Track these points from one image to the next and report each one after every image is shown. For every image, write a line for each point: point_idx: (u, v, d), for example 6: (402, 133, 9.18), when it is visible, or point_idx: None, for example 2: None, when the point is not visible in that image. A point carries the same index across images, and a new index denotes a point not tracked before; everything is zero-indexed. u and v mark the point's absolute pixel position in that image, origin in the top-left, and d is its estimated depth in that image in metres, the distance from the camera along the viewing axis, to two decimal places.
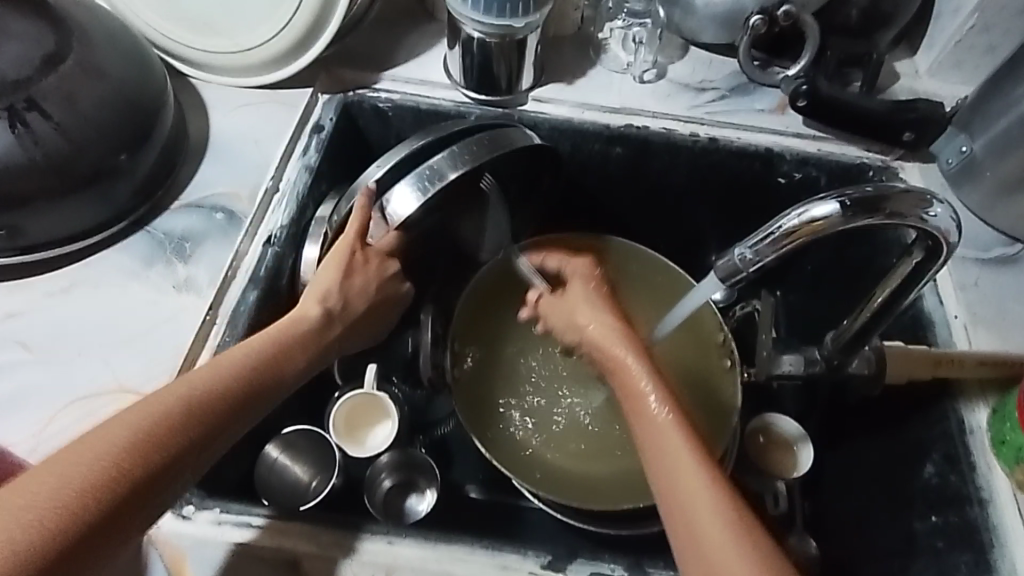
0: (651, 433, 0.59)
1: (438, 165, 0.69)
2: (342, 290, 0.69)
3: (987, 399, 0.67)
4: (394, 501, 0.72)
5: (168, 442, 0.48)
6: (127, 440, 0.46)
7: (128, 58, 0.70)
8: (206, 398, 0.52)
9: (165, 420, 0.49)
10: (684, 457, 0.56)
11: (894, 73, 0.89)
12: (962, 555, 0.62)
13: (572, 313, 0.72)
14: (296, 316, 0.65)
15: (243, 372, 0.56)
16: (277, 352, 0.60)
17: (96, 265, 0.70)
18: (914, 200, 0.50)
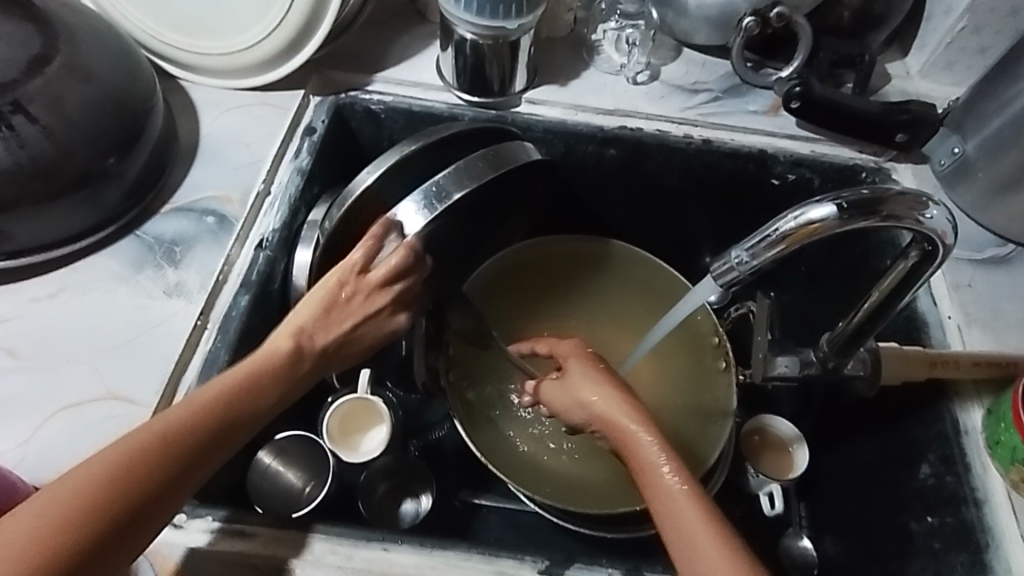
0: (664, 502, 0.55)
1: (444, 183, 0.70)
2: (324, 326, 0.66)
3: (981, 400, 0.67)
4: (390, 506, 0.74)
5: (138, 482, 0.48)
6: (98, 476, 0.47)
7: (117, 60, 0.69)
8: (178, 439, 0.51)
9: (139, 456, 0.49)
10: (675, 501, 0.55)
11: (886, 74, 0.90)
12: (959, 556, 0.61)
13: (576, 393, 0.67)
14: (268, 350, 0.61)
15: (217, 412, 0.54)
16: (257, 382, 0.58)
17: (85, 270, 0.68)
18: (909, 202, 0.50)
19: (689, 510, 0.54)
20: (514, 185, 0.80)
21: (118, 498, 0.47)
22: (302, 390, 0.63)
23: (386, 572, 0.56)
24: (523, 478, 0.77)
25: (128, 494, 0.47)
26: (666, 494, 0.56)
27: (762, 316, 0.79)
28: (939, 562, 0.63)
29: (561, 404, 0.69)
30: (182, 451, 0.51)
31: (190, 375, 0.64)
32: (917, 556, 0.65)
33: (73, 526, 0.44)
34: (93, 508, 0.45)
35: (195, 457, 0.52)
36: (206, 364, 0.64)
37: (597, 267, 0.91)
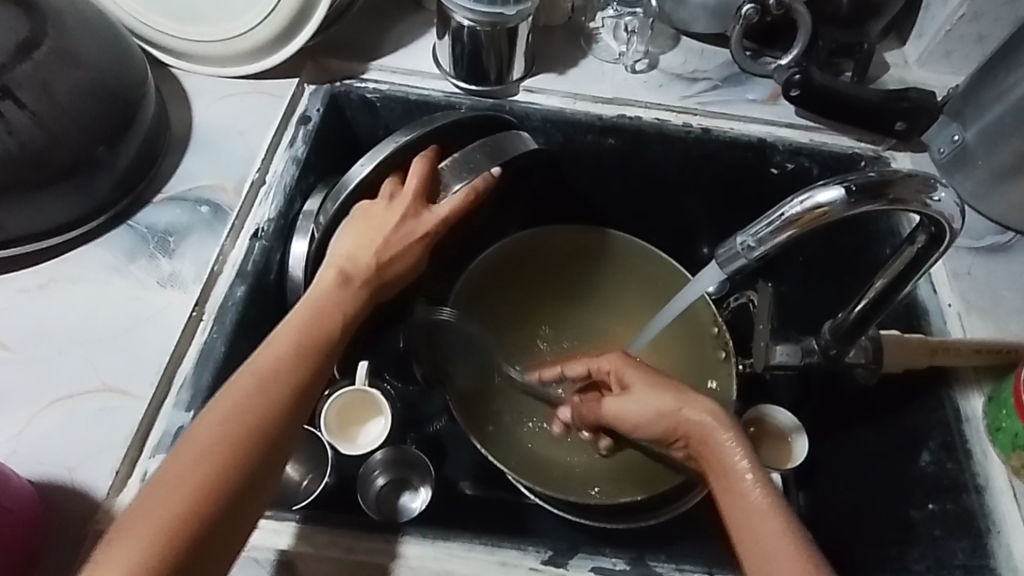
0: (736, 502, 0.53)
1: (445, 176, 0.72)
2: (361, 248, 0.65)
3: (982, 386, 0.67)
4: (388, 498, 0.72)
5: (236, 463, 0.49)
6: (201, 471, 0.47)
7: (107, 46, 0.68)
8: (253, 415, 0.51)
9: (212, 458, 0.48)
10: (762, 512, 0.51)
11: (884, 63, 0.90)
12: (960, 541, 0.62)
13: (650, 400, 0.62)
14: (315, 289, 0.62)
15: (287, 376, 0.54)
16: (313, 331, 0.58)
17: (76, 260, 0.67)
18: (918, 185, 0.50)
19: (765, 520, 0.51)
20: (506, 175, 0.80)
21: (224, 483, 0.48)
22: (360, 311, 0.63)
23: (387, 564, 0.56)
24: (517, 468, 0.77)
25: (229, 481, 0.48)
26: (742, 500, 0.53)
27: (763, 305, 0.79)
28: (939, 548, 0.63)
29: (637, 417, 0.63)
30: (265, 423, 0.51)
31: (185, 367, 0.63)
32: (918, 543, 0.65)
33: (194, 520, 0.46)
34: (207, 500, 0.47)
35: (280, 424, 0.52)
36: (202, 356, 0.63)
37: (597, 257, 0.91)
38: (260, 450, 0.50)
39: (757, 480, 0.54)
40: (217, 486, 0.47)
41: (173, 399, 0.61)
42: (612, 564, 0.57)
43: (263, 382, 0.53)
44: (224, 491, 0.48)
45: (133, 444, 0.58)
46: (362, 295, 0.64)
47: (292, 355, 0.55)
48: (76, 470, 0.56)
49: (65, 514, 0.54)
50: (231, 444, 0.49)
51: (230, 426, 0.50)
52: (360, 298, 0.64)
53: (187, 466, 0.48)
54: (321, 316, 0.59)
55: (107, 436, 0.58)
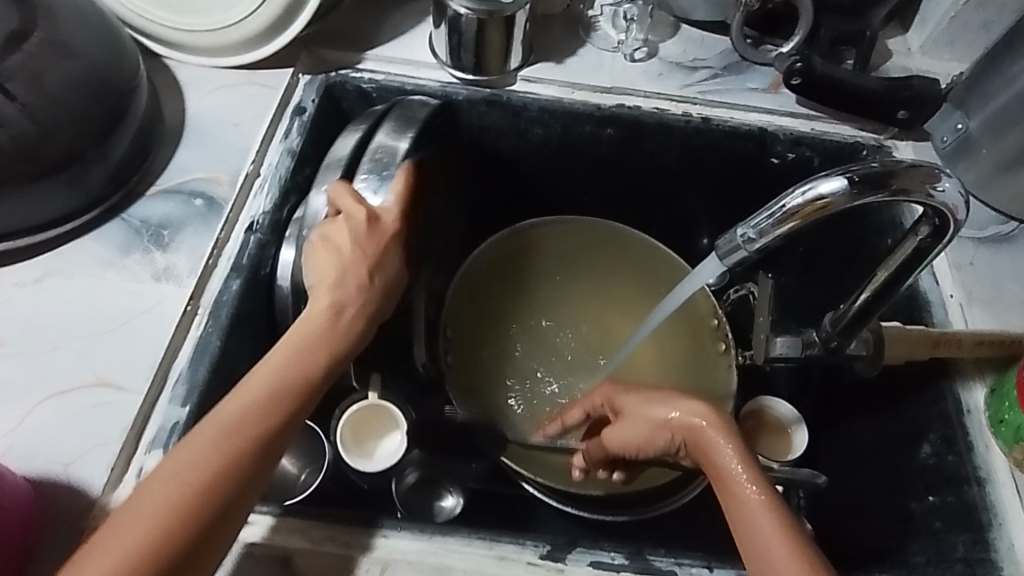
0: (737, 509, 0.52)
1: (386, 147, 0.70)
2: (342, 280, 0.62)
3: (983, 378, 0.67)
4: (417, 499, 0.71)
5: (198, 503, 0.47)
6: (162, 510, 0.46)
7: (97, 37, 0.66)
8: (215, 453, 0.49)
9: (191, 486, 0.48)
10: (760, 518, 0.51)
11: (887, 50, 0.88)
12: (961, 535, 0.61)
13: (646, 415, 0.62)
14: (313, 312, 0.60)
15: (259, 415, 0.52)
16: (293, 371, 0.55)
17: (70, 254, 0.67)
18: (922, 175, 0.49)
19: (761, 521, 0.51)
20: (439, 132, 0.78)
21: (181, 524, 0.46)
22: (355, 344, 0.60)
23: (385, 560, 0.55)
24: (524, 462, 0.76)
25: (191, 518, 0.47)
26: (739, 501, 0.53)
27: (763, 297, 0.77)
28: (940, 542, 0.62)
29: (635, 437, 0.63)
30: (230, 462, 0.49)
31: (180, 362, 0.62)
32: (917, 536, 0.65)
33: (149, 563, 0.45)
34: (164, 543, 0.45)
35: (264, 450, 0.51)
36: (197, 350, 0.63)
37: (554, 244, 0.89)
38: (223, 491, 0.48)
39: (756, 482, 0.53)
40: (176, 525, 0.46)
41: (168, 394, 0.60)
42: (612, 558, 0.56)
43: (232, 418, 0.51)
44: (185, 533, 0.46)
45: (129, 439, 0.57)
46: (357, 323, 0.61)
47: (260, 389, 0.53)
48: (72, 466, 0.55)
49: (61, 510, 0.54)
50: (193, 485, 0.48)
51: (197, 465, 0.48)
52: (353, 329, 0.61)
53: (149, 504, 0.47)
54: (315, 330, 0.58)
55: (103, 432, 0.57)
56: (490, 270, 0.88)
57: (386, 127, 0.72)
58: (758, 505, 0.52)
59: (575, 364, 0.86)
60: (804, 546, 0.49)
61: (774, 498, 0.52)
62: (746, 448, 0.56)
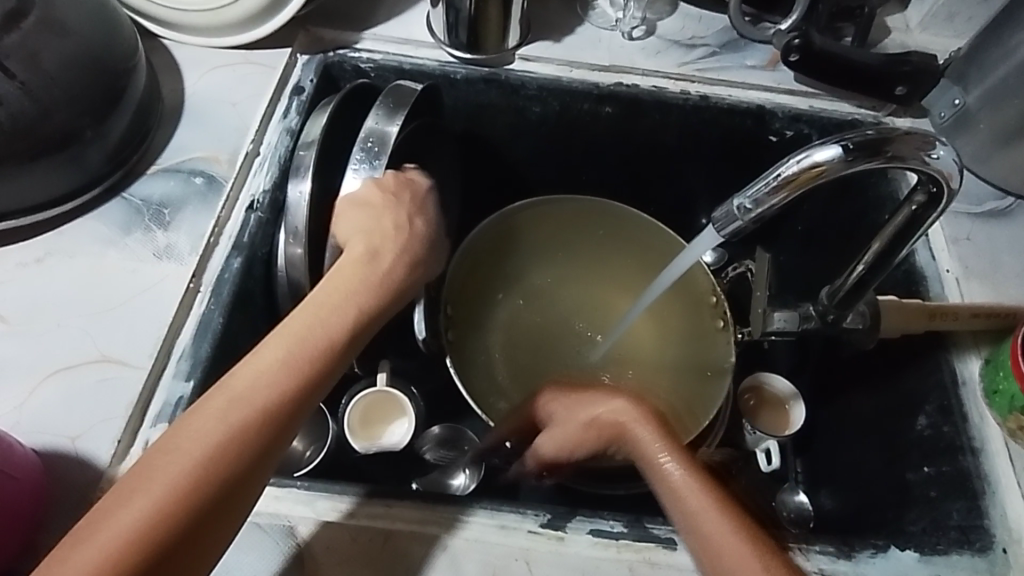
0: (669, 498, 0.55)
1: (380, 134, 0.68)
2: (378, 228, 0.63)
3: (979, 350, 0.68)
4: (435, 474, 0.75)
5: (215, 466, 0.45)
6: (165, 486, 0.44)
7: (94, 16, 0.66)
8: (227, 421, 0.47)
9: (200, 460, 0.45)
10: (694, 500, 0.53)
11: (886, 27, 0.88)
12: (956, 503, 0.62)
13: (576, 417, 0.63)
14: (342, 268, 0.60)
15: (274, 378, 0.50)
16: (310, 334, 0.53)
17: (72, 233, 0.67)
18: (918, 142, 0.48)
19: (697, 500, 0.53)
20: (422, 111, 0.78)
21: (201, 483, 0.44)
22: (396, 287, 0.61)
23: (389, 530, 0.56)
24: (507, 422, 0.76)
25: (195, 492, 0.44)
26: (670, 484, 0.55)
27: (761, 274, 0.78)
28: (935, 511, 0.64)
29: (564, 441, 0.63)
30: (250, 422, 0.47)
31: (183, 338, 0.63)
32: (914, 505, 0.66)
33: (163, 528, 0.43)
34: (180, 508, 0.43)
35: (284, 423, 0.49)
36: (200, 328, 0.63)
37: (549, 224, 0.90)
38: (241, 451, 0.46)
39: (684, 466, 0.56)
40: (188, 489, 0.44)
41: (173, 368, 0.61)
42: (611, 527, 0.57)
43: (249, 386, 0.49)
44: (200, 497, 0.44)
45: (134, 413, 0.58)
46: (395, 271, 0.62)
47: (286, 351, 0.51)
48: (78, 440, 0.56)
49: (68, 483, 0.54)
50: (209, 448, 0.45)
51: (211, 422, 0.46)
52: (391, 270, 0.62)
53: (157, 468, 0.44)
54: (334, 300, 0.57)
55: (109, 406, 0.58)
56: (482, 255, 0.88)
57: (374, 111, 0.70)
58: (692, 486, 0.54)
59: (576, 338, 0.86)
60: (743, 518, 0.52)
61: (703, 478, 0.55)
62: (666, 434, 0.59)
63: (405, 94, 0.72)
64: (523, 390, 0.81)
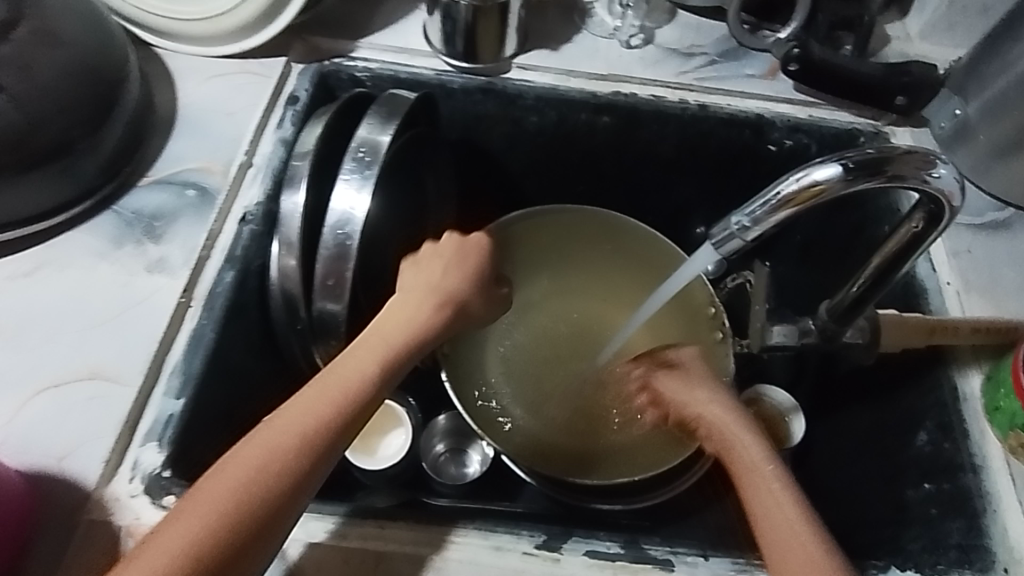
0: (758, 494, 0.57)
1: (374, 143, 0.68)
2: (433, 270, 0.67)
3: (979, 365, 0.67)
4: (447, 466, 0.80)
5: (256, 494, 0.46)
6: (200, 521, 0.44)
7: (85, 25, 0.65)
8: (276, 449, 0.48)
9: (238, 495, 0.46)
10: (781, 500, 0.55)
11: (885, 36, 0.88)
12: (956, 522, 0.61)
13: (692, 393, 0.70)
14: (400, 307, 0.62)
15: (321, 411, 0.51)
16: (347, 379, 0.54)
17: (63, 246, 0.66)
18: (917, 161, 0.48)
19: (792, 502, 0.55)
20: (417, 120, 0.78)
21: (233, 517, 0.45)
22: (436, 333, 0.62)
23: (381, 550, 0.55)
24: (507, 442, 0.77)
25: (229, 526, 0.45)
26: (762, 475, 0.58)
27: (759, 285, 0.79)
28: (934, 529, 0.63)
29: (676, 395, 0.71)
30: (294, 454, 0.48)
31: (174, 353, 0.62)
32: (913, 523, 0.65)
33: (205, 551, 0.44)
34: (220, 539, 0.44)
35: (319, 460, 0.49)
36: (191, 342, 0.63)
37: (553, 234, 0.89)
38: (285, 482, 0.47)
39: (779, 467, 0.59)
40: (231, 514, 0.45)
41: (163, 385, 0.60)
42: (607, 548, 0.56)
43: (296, 418, 0.50)
44: (243, 523, 0.45)
45: (124, 430, 0.57)
46: (431, 313, 0.63)
47: (329, 389, 0.52)
48: (65, 459, 0.55)
49: (54, 502, 0.53)
50: (247, 484, 0.46)
51: (245, 459, 0.47)
52: (428, 315, 0.62)
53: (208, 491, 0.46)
54: (381, 333, 0.59)
55: (97, 423, 0.57)
56: None
57: (367, 120, 0.69)
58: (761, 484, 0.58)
59: (571, 352, 0.85)
60: (817, 530, 0.53)
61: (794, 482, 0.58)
62: (767, 446, 0.62)
63: (400, 103, 0.71)
64: (515, 404, 0.81)
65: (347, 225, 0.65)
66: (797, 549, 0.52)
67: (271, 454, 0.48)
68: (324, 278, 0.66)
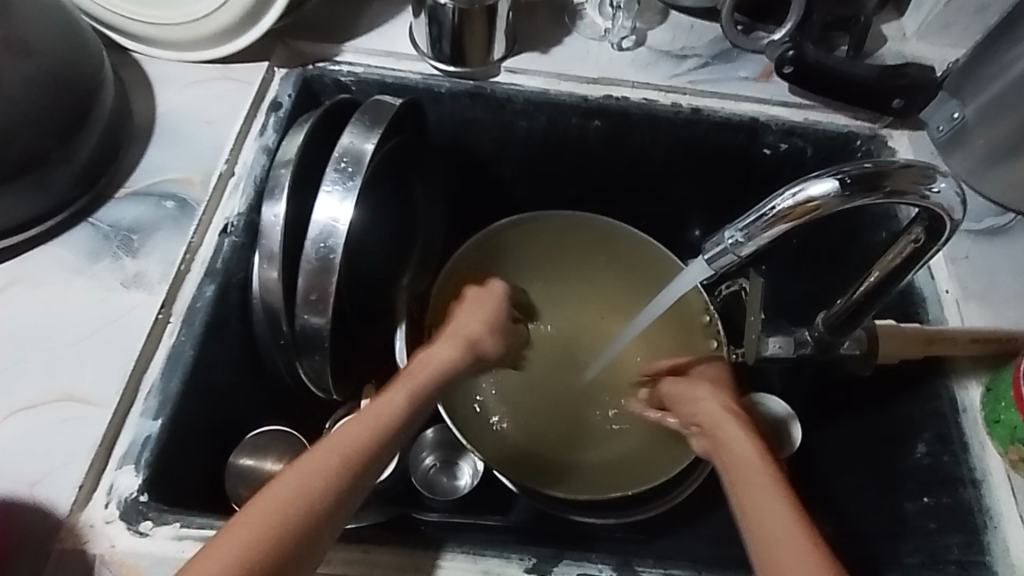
0: (751, 493, 0.54)
1: (358, 153, 0.65)
2: (459, 320, 0.74)
3: (978, 376, 0.65)
4: (437, 479, 0.79)
5: (303, 506, 0.47)
6: (248, 531, 0.45)
7: (56, 33, 0.63)
8: (322, 465, 0.50)
9: (286, 507, 0.47)
10: (773, 498, 0.52)
11: (881, 35, 0.86)
12: (955, 537, 0.60)
13: (695, 391, 0.68)
14: (428, 355, 0.67)
15: (364, 434, 0.54)
16: (383, 412, 0.57)
17: (37, 260, 0.64)
18: (915, 175, 0.46)
19: (779, 500, 0.52)
20: (405, 126, 0.76)
21: (279, 528, 0.46)
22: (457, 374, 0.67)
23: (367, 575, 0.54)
24: (499, 457, 0.75)
25: (276, 537, 0.45)
26: (754, 473, 0.56)
27: (755, 294, 0.73)
28: (933, 543, 0.62)
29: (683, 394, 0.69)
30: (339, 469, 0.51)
31: (153, 373, 0.60)
32: (911, 537, 0.64)
33: (257, 561, 0.44)
34: (268, 548, 0.45)
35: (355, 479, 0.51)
36: (170, 361, 0.61)
37: (543, 242, 0.87)
38: (331, 496, 0.49)
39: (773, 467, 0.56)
40: (280, 525, 0.46)
41: (141, 406, 0.58)
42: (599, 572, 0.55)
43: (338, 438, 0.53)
44: (292, 534, 0.46)
45: (99, 454, 0.55)
46: (457, 355, 0.68)
47: (370, 417, 0.56)
48: (37, 485, 0.53)
49: (27, 532, 0.52)
50: (296, 497, 0.47)
51: (291, 476, 0.49)
52: (451, 356, 0.68)
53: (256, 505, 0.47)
54: (415, 373, 0.63)
55: (71, 447, 0.55)
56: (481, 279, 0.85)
57: (350, 127, 0.67)
58: (764, 485, 0.54)
59: (562, 363, 0.85)
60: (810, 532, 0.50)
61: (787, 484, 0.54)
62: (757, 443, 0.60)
63: (385, 110, 0.69)
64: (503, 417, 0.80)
65: (330, 237, 0.63)
66: (797, 552, 0.48)
67: (316, 470, 0.50)
68: (307, 292, 0.63)
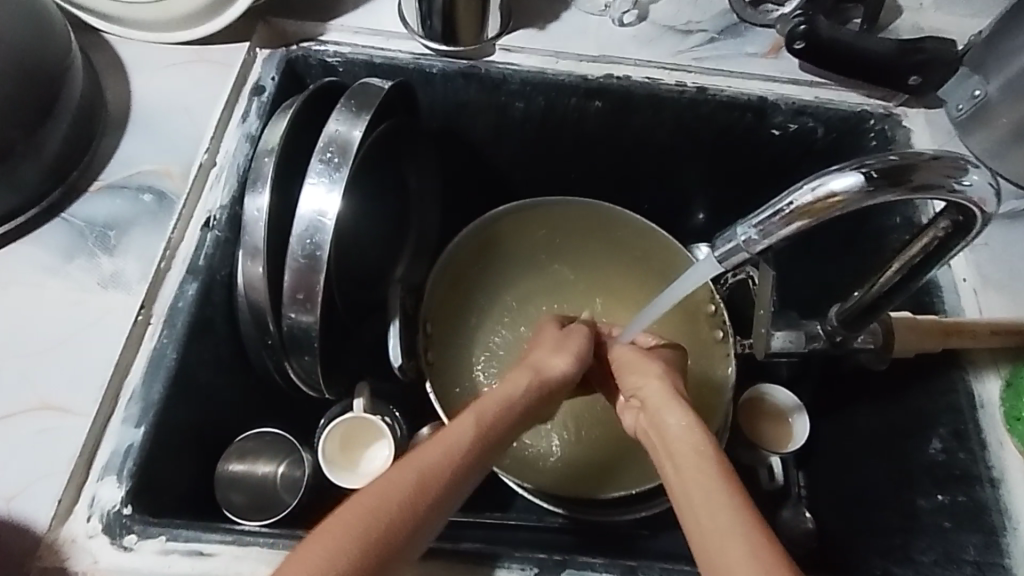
0: (688, 488, 0.48)
1: (346, 141, 0.62)
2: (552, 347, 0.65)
3: (998, 369, 0.63)
4: None
5: (392, 521, 0.42)
6: (336, 542, 0.40)
7: (16, 15, 0.59)
8: (411, 479, 0.45)
9: (376, 523, 0.41)
10: (716, 490, 0.46)
11: (898, 6, 0.81)
12: (971, 537, 0.58)
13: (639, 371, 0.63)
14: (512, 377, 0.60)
15: (453, 450, 0.48)
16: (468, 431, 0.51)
17: (9, 259, 0.61)
18: (945, 167, 0.42)
19: (719, 492, 0.46)
20: (396, 109, 0.71)
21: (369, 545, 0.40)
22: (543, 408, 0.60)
23: None
24: (538, 476, 0.74)
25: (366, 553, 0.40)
26: (696, 463, 0.49)
27: (761, 288, 0.60)
28: (948, 543, 0.60)
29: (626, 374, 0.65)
30: (421, 488, 0.45)
31: (133, 379, 0.57)
32: (924, 534, 0.62)
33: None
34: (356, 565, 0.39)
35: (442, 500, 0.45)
36: (152, 366, 0.58)
37: (544, 228, 0.84)
38: (409, 520, 0.43)
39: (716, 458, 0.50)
40: (357, 558, 0.39)
41: (122, 413, 0.56)
42: None
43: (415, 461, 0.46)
44: (377, 550, 0.40)
45: (78, 467, 0.53)
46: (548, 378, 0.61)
47: (456, 435, 0.50)
48: (14, 501, 0.51)
49: (5, 550, 0.50)
50: (385, 511, 0.42)
51: (376, 488, 0.43)
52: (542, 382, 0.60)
53: (327, 532, 0.40)
54: (500, 395, 0.56)
55: (48, 459, 0.52)
56: (480, 268, 0.83)
57: (336, 114, 0.63)
58: (699, 468, 0.48)
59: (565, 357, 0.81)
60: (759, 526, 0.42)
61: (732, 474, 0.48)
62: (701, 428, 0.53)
63: (373, 94, 0.65)
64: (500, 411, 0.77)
65: (316, 234, 0.60)
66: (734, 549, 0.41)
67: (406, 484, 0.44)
68: (294, 291, 0.60)
